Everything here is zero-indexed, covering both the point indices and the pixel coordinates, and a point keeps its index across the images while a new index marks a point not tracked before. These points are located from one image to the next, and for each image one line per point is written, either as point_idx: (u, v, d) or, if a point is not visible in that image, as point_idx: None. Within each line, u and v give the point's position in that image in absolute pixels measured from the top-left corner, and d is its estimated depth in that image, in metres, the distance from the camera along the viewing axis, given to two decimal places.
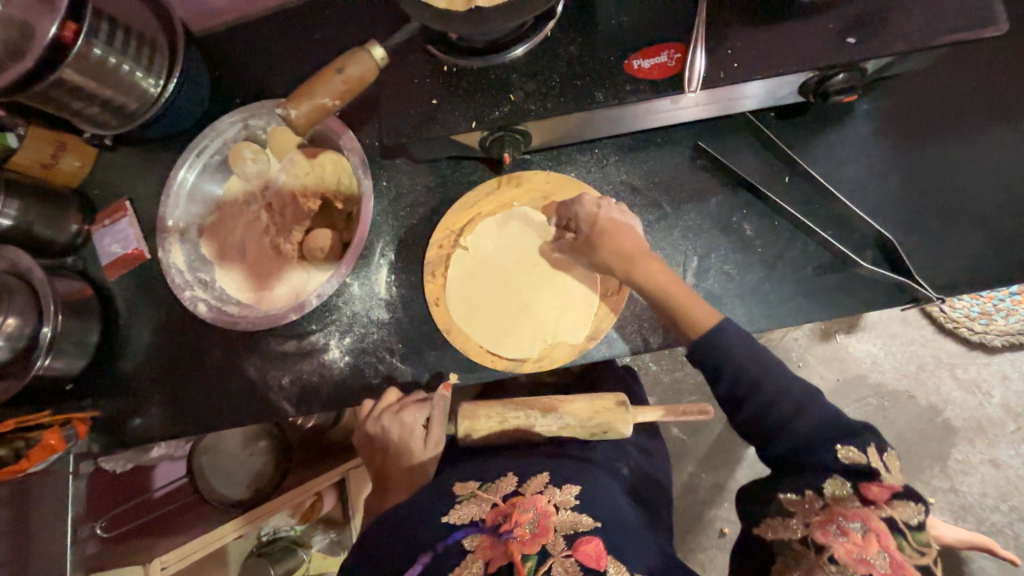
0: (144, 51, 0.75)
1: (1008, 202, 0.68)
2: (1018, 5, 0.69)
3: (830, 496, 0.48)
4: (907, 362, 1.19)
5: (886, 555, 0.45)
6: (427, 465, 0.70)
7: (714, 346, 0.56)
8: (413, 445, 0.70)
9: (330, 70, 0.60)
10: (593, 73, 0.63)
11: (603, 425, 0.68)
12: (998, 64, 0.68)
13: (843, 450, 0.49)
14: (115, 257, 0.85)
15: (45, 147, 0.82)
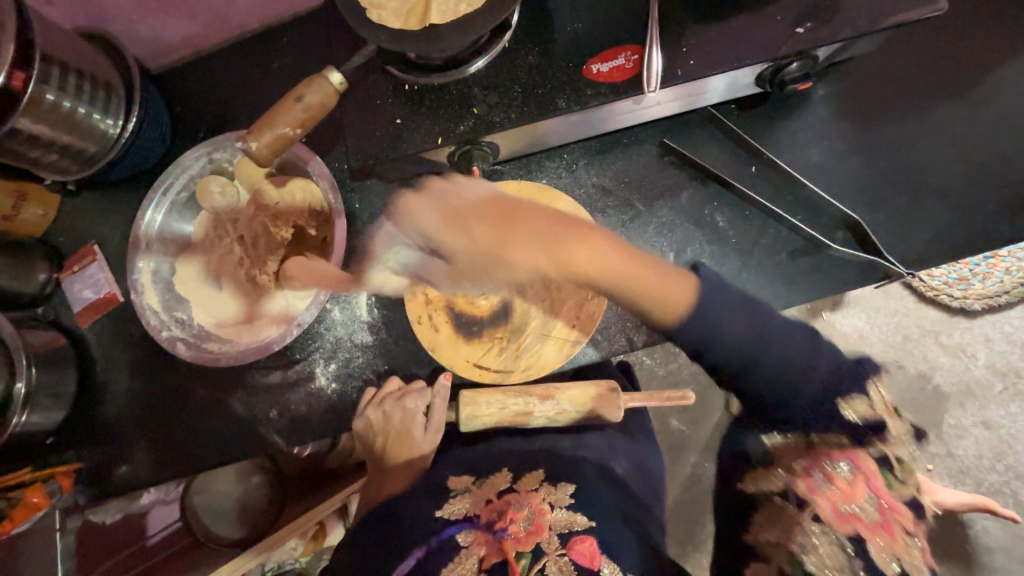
0: (100, 93, 0.74)
1: (967, 173, 0.70)
2: None
3: (819, 441, 0.52)
4: (893, 333, 1.21)
5: (870, 493, 0.51)
6: (426, 445, 0.73)
7: (705, 322, 0.51)
8: (414, 432, 0.72)
9: (289, 99, 0.59)
10: (554, 81, 0.64)
11: (595, 412, 0.70)
12: (944, 42, 0.71)
13: (847, 402, 0.51)
14: (88, 303, 0.84)
15: (6, 199, 0.80)
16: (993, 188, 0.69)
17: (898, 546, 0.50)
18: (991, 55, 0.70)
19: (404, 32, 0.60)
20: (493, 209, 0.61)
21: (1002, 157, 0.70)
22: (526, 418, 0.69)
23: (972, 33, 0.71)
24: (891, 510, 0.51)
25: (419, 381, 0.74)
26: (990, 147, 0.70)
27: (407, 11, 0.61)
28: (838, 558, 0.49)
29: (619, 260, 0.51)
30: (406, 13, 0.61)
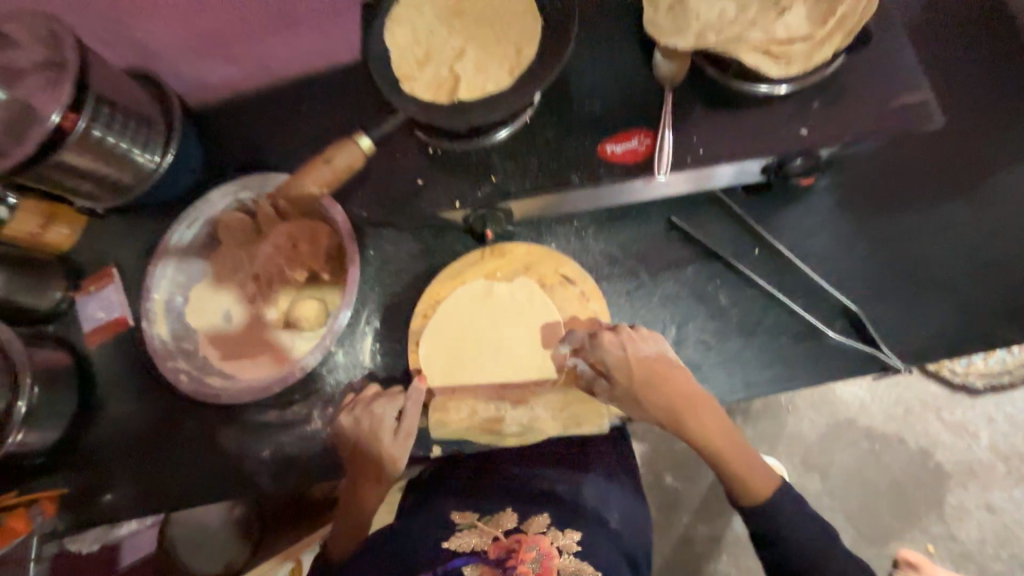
0: (142, 131, 0.78)
1: (965, 267, 0.72)
2: (958, 85, 0.75)
3: None
4: (895, 406, 1.20)
5: None
6: (395, 455, 0.69)
7: (777, 518, 0.63)
8: (382, 438, 0.69)
9: (320, 160, 0.64)
10: (568, 157, 0.67)
11: (574, 417, 0.72)
12: (944, 140, 0.74)
13: None
14: (98, 324, 0.85)
15: (36, 218, 0.84)
16: (989, 282, 0.71)
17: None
18: (989, 156, 0.74)
19: (434, 103, 0.65)
20: (660, 368, 0.66)
21: (999, 252, 0.72)
22: (501, 424, 0.71)
23: (972, 134, 0.74)
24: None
25: (397, 386, 0.74)
26: (988, 242, 0.72)
27: (437, 84, 0.66)
28: None
29: (736, 456, 0.66)
30: (436, 87, 0.66)
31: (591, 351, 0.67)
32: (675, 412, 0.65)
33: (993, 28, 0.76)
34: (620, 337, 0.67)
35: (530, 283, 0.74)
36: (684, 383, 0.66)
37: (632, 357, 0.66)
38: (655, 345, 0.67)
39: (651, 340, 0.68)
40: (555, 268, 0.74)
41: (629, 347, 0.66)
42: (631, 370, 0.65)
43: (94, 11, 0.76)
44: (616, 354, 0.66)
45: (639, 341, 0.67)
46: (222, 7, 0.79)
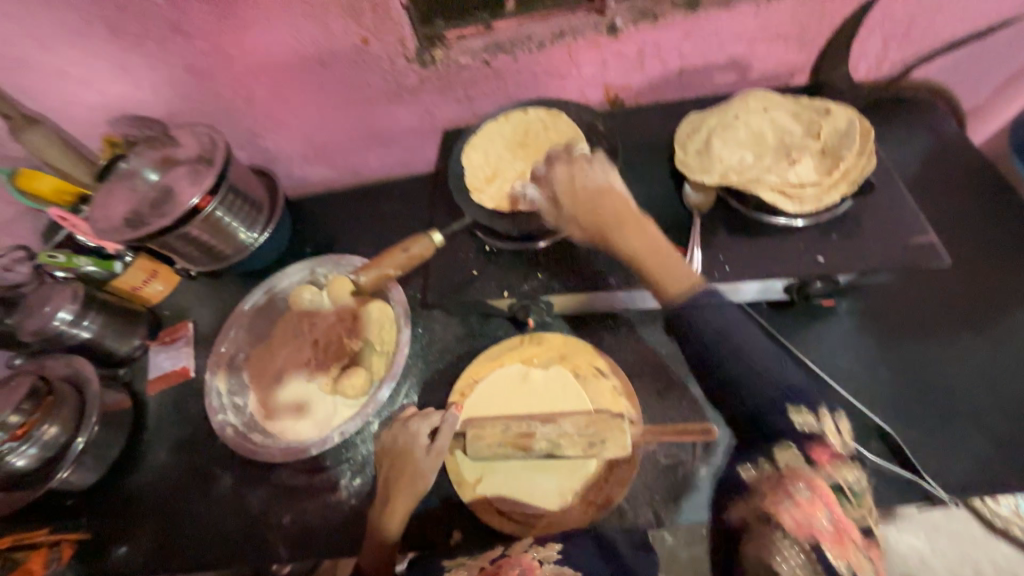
0: (251, 213, 0.95)
1: (1005, 401, 0.71)
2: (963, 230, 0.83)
3: (785, 466, 0.57)
4: (959, 563, 1.07)
5: (829, 513, 0.53)
6: (427, 472, 0.69)
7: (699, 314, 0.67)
8: (413, 454, 0.70)
9: (397, 249, 0.75)
10: (606, 262, 0.77)
11: (597, 436, 0.67)
12: (960, 277, 0.79)
13: (795, 411, 0.61)
14: (162, 373, 0.93)
15: (141, 275, 0.97)
16: None
17: (851, 556, 0.51)
18: (1009, 294, 0.77)
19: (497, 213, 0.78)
20: (598, 195, 0.71)
21: None
22: (528, 440, 0.68)
23: (993, 271, 0.79)
24: (847, 528, 0.53)
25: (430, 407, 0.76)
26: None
27: (501, 197, 0.80)
28: (800, 560, 0.50)
29: (658, 266, 0.68)
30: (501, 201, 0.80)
31: (541, 171, 0.75)
32: (605, 222, 0.70)
33: (990, 185, 0.86)
34: (570, 168, 0.73)
35: (565, 372, 0.78)
36: (620, 207, 0.70)
37: (576, 185, 0.72)
38: (601, 176, 0.72)
39: (602, 171, 0.73)
40: (589, 360, 0.79)
41: (576, 175, 0.72)
42: (569, 193, 0.71)
43: (240, 125, 0.96)
44: (563, 176, 0.73)
45: (586, 169, 0.72)
46: (335, 128, 0.98)
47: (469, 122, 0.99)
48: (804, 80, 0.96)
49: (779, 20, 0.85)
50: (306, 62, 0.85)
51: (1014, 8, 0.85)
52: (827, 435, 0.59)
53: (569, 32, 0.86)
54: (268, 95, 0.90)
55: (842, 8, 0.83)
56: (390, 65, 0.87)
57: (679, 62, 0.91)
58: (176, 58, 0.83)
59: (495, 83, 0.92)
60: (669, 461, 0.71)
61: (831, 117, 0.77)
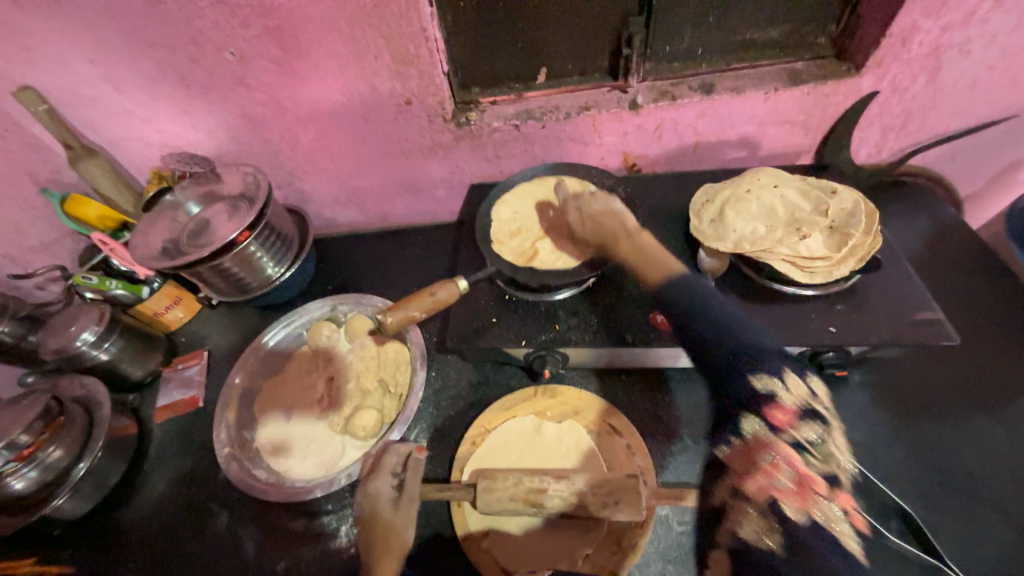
0: (281, 250, 0.99)
1: None
2: (971, 309, 0.85)
3: (749, 438, 0.55)
4: None
5: (792, 474, 0.52)
6: (403, 524, 0.64)
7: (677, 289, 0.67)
8: (382, 512, 0.65)
9: (425, 293, 0.78)
10: (623, 319, 0.79)
11: (614, 496, 0.63)
12: (972, 356, 0.80)
13: (757, 377, 0.56)
14: (172, 401, 0.94)
15: (165, 301, 0.99)
16: None
17: (813, 508, 0.51)
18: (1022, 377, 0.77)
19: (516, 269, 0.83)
20: (601, 218, 0.79)
21: None
22: (540, 497, 0.64)
23: (1005, 352, 0.80)
24: (809, 483, 0.52)
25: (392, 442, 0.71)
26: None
27: (521, 253, 0.87)
28: (765, 525, 0.52)
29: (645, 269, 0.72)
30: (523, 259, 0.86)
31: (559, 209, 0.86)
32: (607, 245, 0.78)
33: (991, 267, 0.89)
34: (577, 201, 0.82)
35: (578, 427, 0.78)
36: (618, 227, 0.77)
37: (582, 215, 0.81)
38: (604, 201, 0.80)
39: (602, 198, 0.80)
40: (602, 417, 0.79)
41: (581, 207, 0.81)
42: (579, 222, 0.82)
43: (281, 167, 1.03)
44: (572, 211, 0.82)
45: (591, 199, 0.81)
46: (368, 175, 1.04)
47: (495, 178, 1.05)
48: (808, 161, 1.03)
49: (788, 108, 0.92)
50: (351, 116, 0.92)
51: (1004, 110, 0.93)
52: (789, 397, 0.54)
53: (594, 105, 0.94)
54: (312, 143, 0.97)
55: (845, 101, 0.91)
56: (428, 124, 0.94)
57: (694, 137, 0.98)
58: (234, 106, 0.90)
59: (522, 145, 0.98)
60: (683, 528, 0.69)
61: (837, 196, 0.82)
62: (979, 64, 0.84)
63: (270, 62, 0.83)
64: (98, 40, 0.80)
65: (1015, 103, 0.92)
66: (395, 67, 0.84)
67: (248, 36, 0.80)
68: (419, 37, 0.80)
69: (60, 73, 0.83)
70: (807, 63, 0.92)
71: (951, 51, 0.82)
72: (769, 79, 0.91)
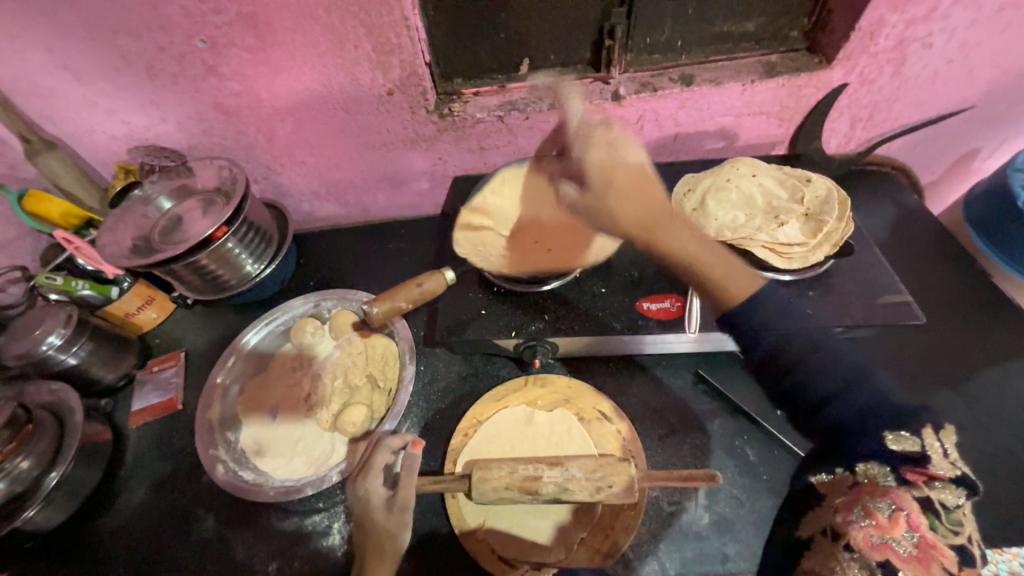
0: (260, 246, 0.96)
1: (993, 459, 0.72)
2: (934, 291, 0.89)
3: (861, 479, 0.61)
4: None
5: (915, 536, 0.55)
6: (395, 530, 0.64)
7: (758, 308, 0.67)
8: (375, 516, 0.65)
9: (411, 283, 0.76)
10: (612, 309, 0.80)
11: (607, 480, 0.64)
12: (937, 335, 0.84)
13: (892, 436, 0.63)
14: (148, 405, 0.90)
15: (137, 301, 0.95)
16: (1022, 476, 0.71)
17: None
18: (983, 353, 0.81)
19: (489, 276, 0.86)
20: (639, 178, 0.75)
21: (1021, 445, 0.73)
22: (535, 484, 0.65)
23: (964, 330, 0.84)
24: (932, 549, 0.55)
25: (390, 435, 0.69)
26: (1005, 436, 0.74)
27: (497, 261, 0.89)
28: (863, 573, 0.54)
29: (704, 260, 0.70)
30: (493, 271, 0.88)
31: (575, 157, 0.82)
32: (648, 219, 0.72)
33: (951, 251, 0.94)
34: (606, 148, 0.78)
35: (569, 415, 0.79)
36: (658, 194, 0.74)
37: (614, 163, 0.76)
38: (636, 158, 0.78)
39: (635, 155, 0.79)
40: (593, 404, 0.81)
41: (612, 156, 0.77)
42: (608, 175, 0.76)
43: (258, 161, 0.99)
44: (603, 164, 0.77)
45: (619, 146, 0.79)
46: (348, 167, 1.02)
47: (479, 169, 1.05)
48: (782, 151, 1.07)
49: (764, 100, 0.95)
50: (331, 107, 0.90)
51: (960, 102, 0.98)
52: (937, 465, 0.62)
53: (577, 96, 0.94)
54: (289, 136, 0.95)
55: (817, 93, 0.94)
56: (410, 115, 0.92)
57: (675, 128, 1.00)
58: (207, 97, 0.86)
59: (506, 137, 0.98)
60: (673, 508, 0.72)
61: (812, 184, 0.85)
62: (939, 57, 0.89)
63: (245, 51, 0.80)
64: (55, 27, 0.75)
65: (970, 95, 0.97)
66: (376, 56, 0.83)
67: (220, 23, 0.76)
68: (400, 26, 0.79)
69: (14, 61, 0.78)
70: (781, 55, 0.95)
71: (914, 45, 0.86)
72: (746, 71, 0.93)
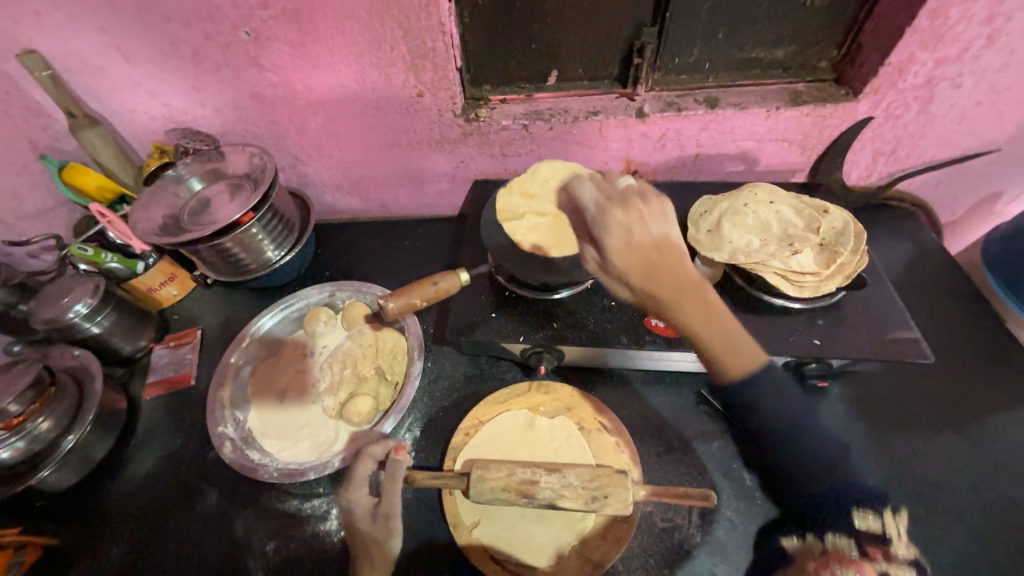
0: (283, 233, 0.99)
1: (993, 504, 0.72)
2: (945, 330, 0.89)
3: (831, 547, 0.63)
4: None
5: None
6: (383, 537, 0.66)
7: (758, 392, 0.62)
8: (361, 524, 0.66)
9: (427, 281, 0.77)
10: (620, 323, 0.81)
11: (603, 490, 0.65)
12: (945, 375, 0.83)
13: (861, 514, 0.65)
14: (163, 377, 0.93)
15: (160, 277, 0.98)
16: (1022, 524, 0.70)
17: None
18: (989, 397, 0.81)
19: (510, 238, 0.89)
20: (656, 251, 0.63)
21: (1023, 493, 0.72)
22: (532, 489, 0.66)
23: (973, 372, 0.84)
24: None
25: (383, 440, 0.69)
26: (1006, 483, 0.73)
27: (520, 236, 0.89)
28: None
29: (706, 335, 0.63)
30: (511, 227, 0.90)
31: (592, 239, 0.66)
32: (658, 291, 0.63)
33: (964, 291, 0.94)
34: (622, 225, 0.64)
35: (570, 423, 0.80)
36: (675, 259, 0.64)
37: (626, 241, 0.64)
38: (658, 226, 0.65)
39: (659, 221, 0.65)
40: (594, 415, 0.82)
41: (624, 237, 0.64)
42: (626, 254, 0.63)
43: (287, 151, 1.02)
44: (615, 245, 0.63)
45: (643, 225, 0.65)
46: (373, 163, 1.05)
47: (499, 175, 1.07)
48: (802, 179, 1.07)
49: (787, 127, 0.95)
50: (362, 104, 0.93)
51: (986, 144, 0.98)
52: (897, 545, 0.65)
53: (602, 111, 0.96)
54: (319, 129, 0.97)
55: (841, 124, 0.95)
56: (438, 118, 0.95)
57: (696, 149, 1.01)
58: (246, 86, 0.90)
59: (529, 145, 1.00)
60: (665, 524, 0.72)
61: (828, 215, 0.85)
62: (967, 98, 0.89)
63: (286, 44, 0.83)
64: (110, 10, 0.79)
65: (997, 138, 0.97)
66: (410, 59, 0.85)
67: (266, 17, 0.79)
68: (436, 31, 0.81)
69: (69, 39, 0.82)
70: (807, 84, 0.96)
71: (943, 84, 0.87)
72: (771, 98, 0.94)
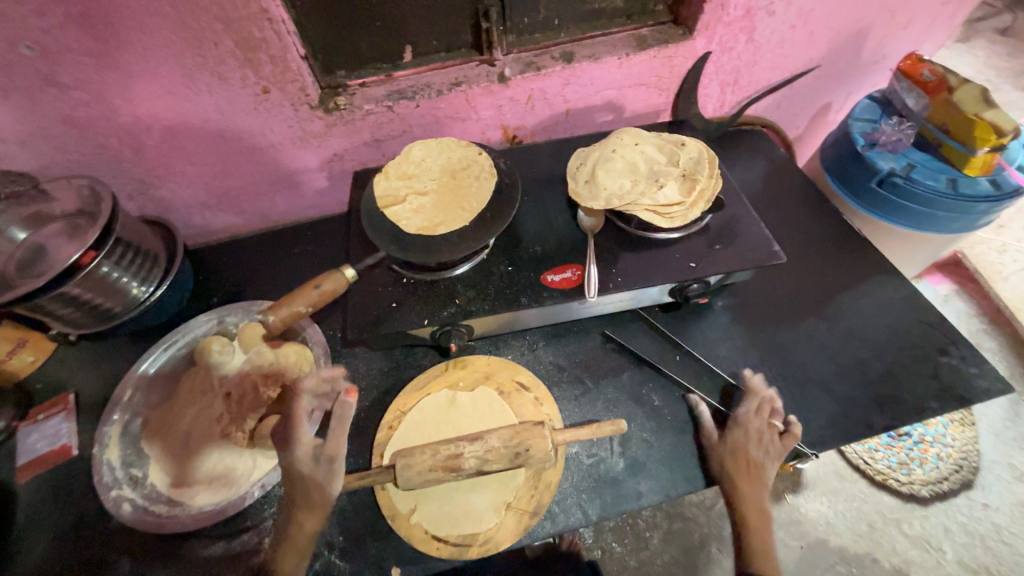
0: (145, 267, 0.90)
1: (851, 369, 0.84)
2: (800, 232, 1.01)
3: None
4: (859, 522, 1.49)
5: None
6: (325, 479, 0.69)
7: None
8: (303, 467, 0.70)
9: (309, 285, 0.74)
10: (519, 286, 0.83)
11: (524, 446, 0.68)
12: (804, 270, 0.95)
13: None
14: (37, 456, 0.82)
15: (7, 346, 0.90)
16: (874, 379, 0.83)
17: None
18: (838, 280, 0.94)
19: (395, 220, 0.87)
20: (750, 467, 0.76)
21: (872, 353, 0.86)
22: (457, 461, 0.67)
23: (823, 262, 0.97)
24: None
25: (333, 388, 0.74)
26: (858, 348, 0.86)
27: (407, 218, 0.87)
28: None
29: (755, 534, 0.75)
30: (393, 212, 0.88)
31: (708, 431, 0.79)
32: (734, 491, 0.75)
33: (810, 194, 1.06)
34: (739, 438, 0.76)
35: (489, 391, 0.83)
36: (756, 480, 0.76)
37: (734, 451, 0.76)
38: (762, 451, 0.76)
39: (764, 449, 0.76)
40: (512, 376, 0.85)
41: (734, 450, 0.76)
42: (730, 457, 0.76)
43: (128, 175, 0.91)
44: (726, 448, 0.76)
45: (757, 442, 0.76)
46: (236, 173, 0.97)
47: (379, 162, 1.03)
48: (667, 119, 1.14)
49: (640, 72, 1.01)
50: (201, 111, 0.84)
51: (808, 63, 1.10)
52: None
53: (464, 80, 0.94)
54: (159, 145, 0.87)
55: (686, 62, 1.01)
56: (293, 112, 0.89)
57: (565, 105, 1.04)
58: (49, 110, 0.77)
59: (399, 127, 0.97)
60: (592, 460, 0.78)
61: (686, 147, 0.92)
62: (783, 23, 0.99)
63: (83, 55, 0.72)
64: None
65: (815, 56, 1.09)
66: (239, 53, 0.77)
67: (47, 26, 0.68)
68: (259, 19, 0.74)
69: None
70: (650, 28, 1.01)
71: (760, 13, 0.95)
72: (620, 45, 0.98)
